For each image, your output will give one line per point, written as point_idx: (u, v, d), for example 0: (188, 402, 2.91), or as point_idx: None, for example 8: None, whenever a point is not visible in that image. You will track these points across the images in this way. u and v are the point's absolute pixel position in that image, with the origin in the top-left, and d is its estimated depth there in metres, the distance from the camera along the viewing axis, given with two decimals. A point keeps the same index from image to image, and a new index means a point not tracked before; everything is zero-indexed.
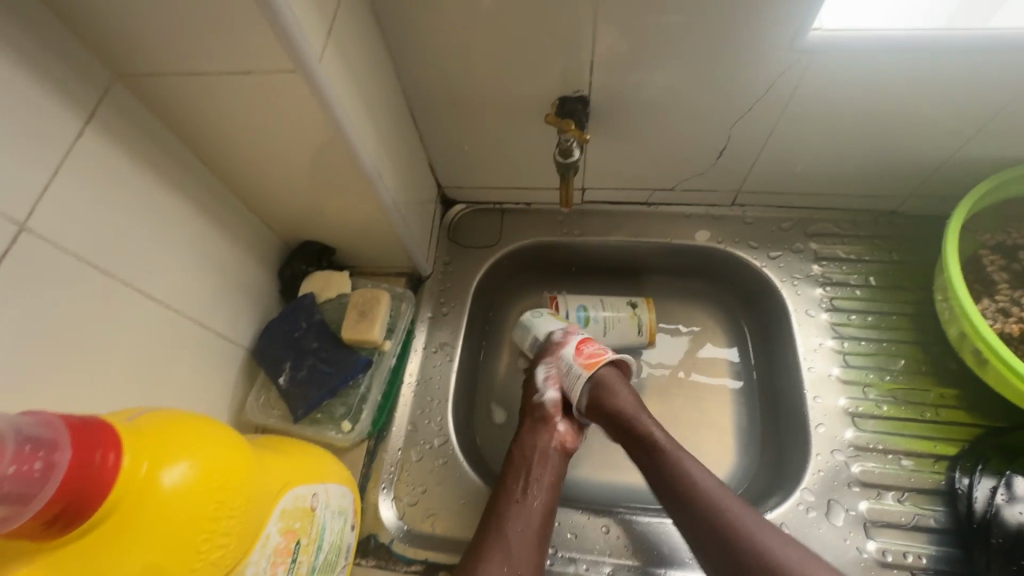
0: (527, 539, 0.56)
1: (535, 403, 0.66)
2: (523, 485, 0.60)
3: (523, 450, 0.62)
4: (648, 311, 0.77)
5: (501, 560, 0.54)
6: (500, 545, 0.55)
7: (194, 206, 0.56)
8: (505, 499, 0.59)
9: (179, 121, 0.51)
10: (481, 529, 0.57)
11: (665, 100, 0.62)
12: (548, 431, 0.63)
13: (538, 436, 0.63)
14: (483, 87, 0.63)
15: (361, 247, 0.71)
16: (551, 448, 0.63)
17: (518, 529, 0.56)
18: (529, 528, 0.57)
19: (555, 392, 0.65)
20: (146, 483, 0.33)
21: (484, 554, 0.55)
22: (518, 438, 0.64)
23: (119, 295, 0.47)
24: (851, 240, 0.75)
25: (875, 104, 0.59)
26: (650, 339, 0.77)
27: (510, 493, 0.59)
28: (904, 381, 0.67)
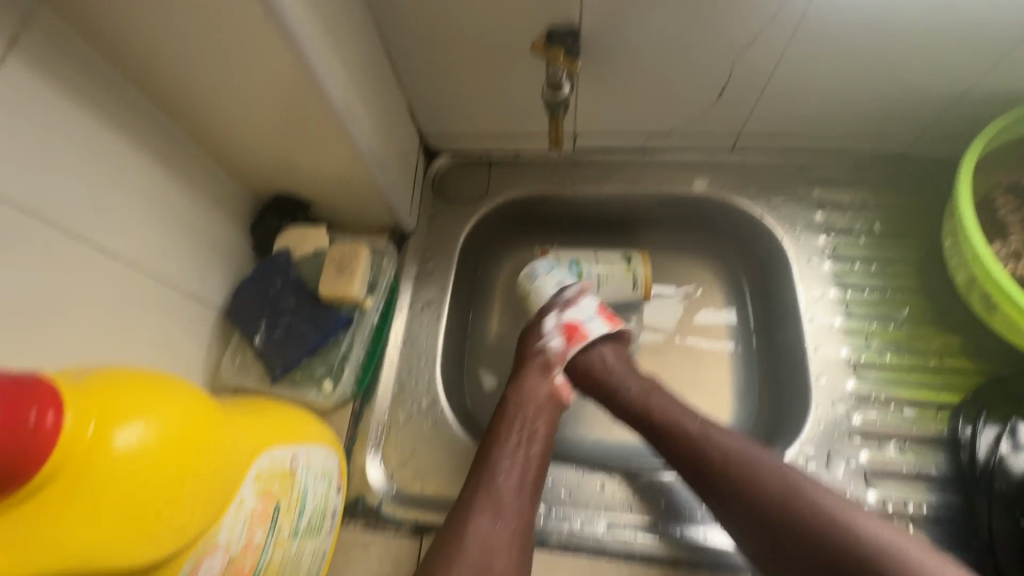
0: (520, 491, 0.54)
1: (537, 353, 0.63)
2: (517, 438, 0.58)
3: (518, 401, 0.60)
4: (643, 264, 0.73)
5: (493, 516, 0.52)
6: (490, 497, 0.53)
7: (148, 152, 0.51)
8: (498, 451, 0.56)
9: (121, 53, 0.46)
10: (471, 482, 0.55)
11: (662, 32, 0.57)
12: (545, 385, 0.61)
13: (535, 388, 0.61)
14: (464, 18, 0.57)
15: (338, 200, 0.66)
16: (546, 397, 0.61)
17: (513, 483, 0.55)
18: (523, 482, 0.55)
19: (561, 340, 0.63)
20: (94, 446, 0.30)
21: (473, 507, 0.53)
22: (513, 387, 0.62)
23: (66, 248, 0.43)
24: (857, 185, 0.71)
25: (891, 32, 0.54)
26: (645, 293, 0.74)
27: (503, 446, 0.57)
28: (908, 329, 0.64)
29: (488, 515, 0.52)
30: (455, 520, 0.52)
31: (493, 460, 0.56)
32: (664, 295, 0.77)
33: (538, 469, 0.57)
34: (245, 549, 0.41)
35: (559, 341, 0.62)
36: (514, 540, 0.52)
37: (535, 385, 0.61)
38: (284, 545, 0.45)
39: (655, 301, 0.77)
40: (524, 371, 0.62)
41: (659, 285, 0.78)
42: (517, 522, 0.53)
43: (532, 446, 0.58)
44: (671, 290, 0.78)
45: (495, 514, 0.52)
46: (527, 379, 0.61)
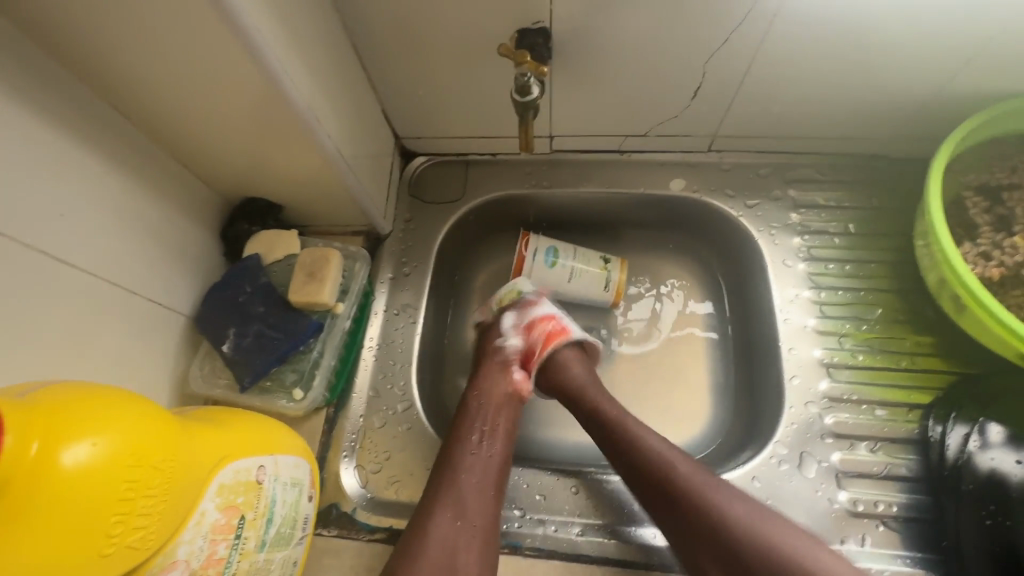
0: (482, 489, 0.54)
1: (495, 350, 0.65)
2: (475, 438, 0.58)
3: (475, 401, 0.61)
4: (620, 269, 0.74)
5: (452, 514, 0.52)
6: (450, 496, 0.53)
7: (106, 158, 0.49)
8: (460, 449, 0.57)
9: (76, 58, 0.44)
10: (432, 482, 0.55)
11: (633, 34, 0.56)
12: (504, 383, 0.62)
13: (494, 386, 0.62)
14: (432, 19, 0.56)
15: (311, 204, 0.65)
16: (504, 395, 0.62)
17: (474, 481, 0.55)
18: (485, 478, 0.55)
19: (519, 338, 0.65)
20: (39, 466, 0.30)
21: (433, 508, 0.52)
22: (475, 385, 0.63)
23: (20, 256, 0.42)
24: (831, 186, 0.71)
25: (861, 34, 0.54)
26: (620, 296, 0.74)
27: (461, 445, 0.57)
28: (881, 330, 0.65)
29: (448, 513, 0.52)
30: (417, 520, 0.52)
31: (454, 460, 0.56)
32: (643, 297, 0.77)
33: (494, 463, 0.57)
34: (207, 563, 0.40)
35: (516, 339, 0.65)
36: (475, 538, 0.51)
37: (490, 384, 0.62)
38: (250, 557, 0.44)
39: (633, 303, 0.77)
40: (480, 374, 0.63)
41: (636, 286, 0.78)
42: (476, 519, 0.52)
43: (492, 445, 0.58)
44: (649, 292, 0.78)
45: (457, 512, 0.52)
46: (485, 380, 0.62)
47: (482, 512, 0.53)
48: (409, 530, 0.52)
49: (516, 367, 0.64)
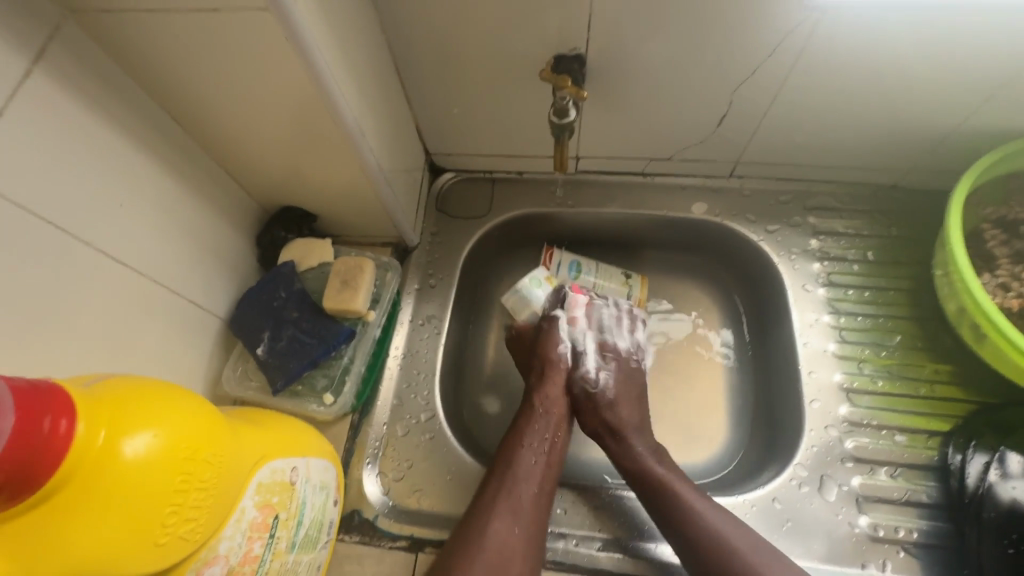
0: (535, 497, 0.56)
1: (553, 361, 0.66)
2: (535, 447, 0.59)
3: (540, 409, 0.62)
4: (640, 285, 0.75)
5: (511, 520, 0.53)
6: (509, 504, 0.54)
7: (162, 165, 0.51)
8: (519, 457, 0.58)
9: (143, 71, 0.46)
10: (487, 489, 0.56)
11: (665, 62, 0.59)
12: (557, 389, 0.64)
13: (554, 395, 0.64)
14: (472, 43, 0.59)
15: (345, 214, 0.67)
16: (560, 406, 0.63)
17: (530, 490, 0.56)
18: (537, 486, 0.57)
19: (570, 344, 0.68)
20: (105, 454, 0.31)
21: (493, 512, 0.54)
22: (533, 392, 0.64)
23: (79, 256, 0.43)
24: (850, 214, 0.73)
25: (883, 71, 0.56)
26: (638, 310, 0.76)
27: (514, 447, 0.59)
28: (899, 357, 0.66)
29: (506, 516, 0.54)
30: (473, 523, 0.53)
31: (512, 471, 0.57)
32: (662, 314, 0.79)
33: (542, 466, 0.58)
34: (244, 561, 0.41)
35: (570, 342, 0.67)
36: (529, 544, 0.53)
37: (551, 391, 0.64)
38: (281, 557, 0.45)
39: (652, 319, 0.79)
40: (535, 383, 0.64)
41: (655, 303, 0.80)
42: (530, 523, 0.54)
43: (550, 455, 0.60)
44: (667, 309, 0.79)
45: (514, 519, 0.54)
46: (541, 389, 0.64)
47: (534, 525, 0.55)
48: (467, 532, 0.53)
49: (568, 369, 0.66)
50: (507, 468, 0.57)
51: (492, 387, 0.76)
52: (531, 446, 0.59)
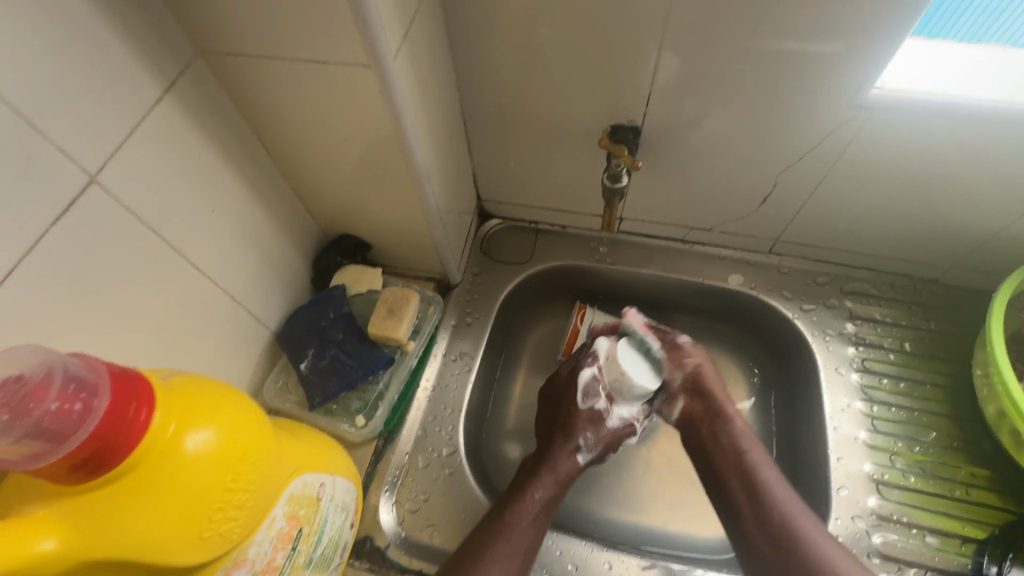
0: (526, 551, 0.56)
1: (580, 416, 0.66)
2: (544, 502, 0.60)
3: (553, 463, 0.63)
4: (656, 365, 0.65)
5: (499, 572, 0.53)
6: (500, 557, 0.54)
7: (250, 187, 0.56)
8: (524, 505, 0.58)
9: (248, 104, 0.52)
10: (483, 533, 0.56)
11: (715, 140, 0.63)
12: (570, 462, 0.64)
13: (569, 457, 0.64)
14: (538, 105, 0.64)
15: (397, 247, 0.72)
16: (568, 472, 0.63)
17: (522, 542, 0.56)
18: (530, 541, 0.57)
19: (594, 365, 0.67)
20: (170, 446, 0.33)
21: (485, 561, 0.54)
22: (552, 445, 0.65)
23: (167, 260, 0.48)
24: (888, 303, 0.73)
25: (926, 171, 0.59)
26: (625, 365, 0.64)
27: (523, 505, 0.58)
28: (934, 454, 0.64)
29: None
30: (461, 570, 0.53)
31: (513, 519, 0.57)
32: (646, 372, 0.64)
33: (540, 527, 0.58)
34: (267, 569, 0.42)
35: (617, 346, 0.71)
36: None
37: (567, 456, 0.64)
38: (297, 571, 0.46)
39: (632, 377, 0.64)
40: (556, 441, 0.65)
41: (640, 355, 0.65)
42: None
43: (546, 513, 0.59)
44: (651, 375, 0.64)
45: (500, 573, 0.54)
46: (558, 449, 0.64)
47: None
48: None
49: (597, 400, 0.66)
50: (514, 522, 0.57)
51: (513, 431, 0.77)
52: (536, 505, 0.59)
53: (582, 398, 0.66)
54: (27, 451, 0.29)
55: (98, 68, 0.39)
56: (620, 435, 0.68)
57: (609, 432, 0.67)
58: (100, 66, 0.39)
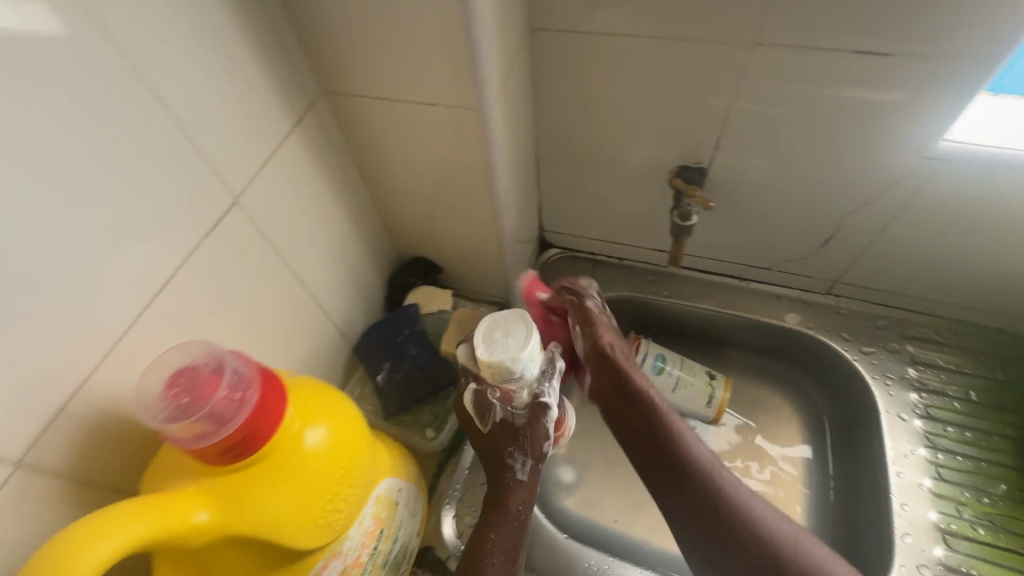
0: None
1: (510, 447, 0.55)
2: (503, 547, 0.53)
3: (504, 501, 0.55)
4: (524, 338, 0.51)
5: None
6: None
7: (347, 210, 0.62)
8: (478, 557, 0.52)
9: (355, 137, 0.58)
10: None
11: (780, 183, 0.65)
12: (517, 493, 0.55)
13: (518, 489, 0.55)
14: (609, 144, 0.68)
15: (467, 271, 0.76)
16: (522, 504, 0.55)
17: None
18: None
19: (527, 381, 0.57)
20: (292, 439, 0.37)
21: None
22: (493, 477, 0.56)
23: (281, 274, 0.53)
24: (951, 349, 0.73)
25: (993, 221, 0.60)
26: (488, 362, 0.51)
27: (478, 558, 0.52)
28: (1003, 507, 0.64)
29: None
30: None
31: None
32: (502, 356, 0.51)
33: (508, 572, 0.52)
34: (354, 564, 0.45)
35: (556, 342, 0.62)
36: None
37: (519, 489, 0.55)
38: (376, 570, 0.49)
39: (507, 367, 0.51)
40: (499, 474, 0.56)
41: (495, 334, 0.52)
42: None
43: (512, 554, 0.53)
44: (520, 347, 0.51)
45: None
46: (503, 482, 0.55)
47: None
48: None
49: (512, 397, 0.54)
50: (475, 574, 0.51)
51: (566, 457, 0.79)
52: (496, 553, 0.52)
53: (480, 420, 0.56)
54: (196, 431, 0.33)
55: (251, 104, 0.45)
56: (540, 427, 0.55)
57: (522, 431, 0.55)
58: (252, 103, 0.45)
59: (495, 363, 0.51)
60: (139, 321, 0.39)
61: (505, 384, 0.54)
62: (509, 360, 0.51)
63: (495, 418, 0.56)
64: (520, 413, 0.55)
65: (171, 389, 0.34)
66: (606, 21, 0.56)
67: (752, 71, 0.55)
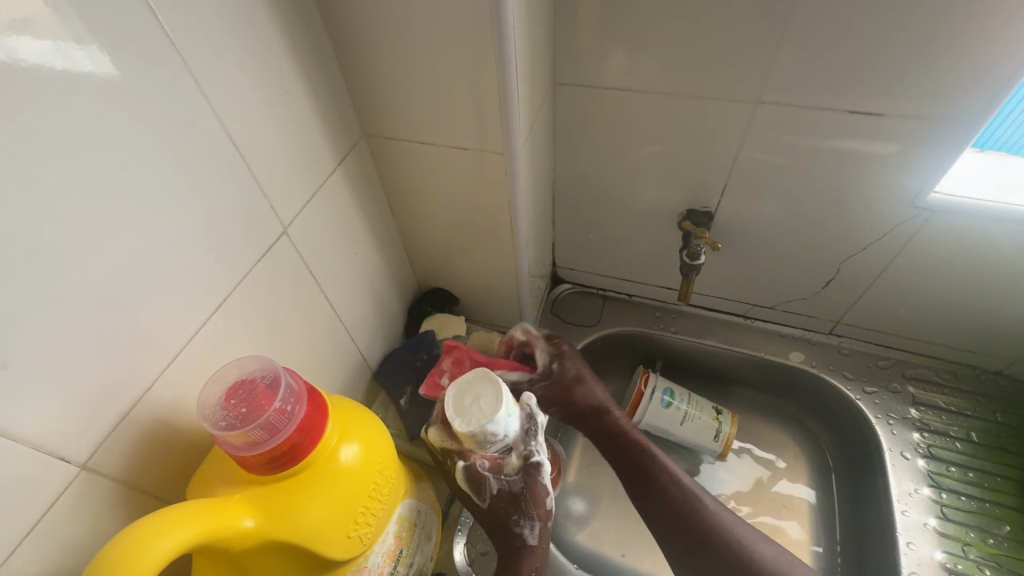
0: None
1: (513, 515, 0.56)
2: None
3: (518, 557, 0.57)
4: (497, 401, 0.51)
5: None
6: None
7: (377, 241, 0.66)
8: None
9: (388, 176, 0.63)
10: None
11: (783, 228, 0.70)
12: (530, 556, 0.57)
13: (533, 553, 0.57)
14: (622, 187, 0.73)
15: (484, 303, 0.80)
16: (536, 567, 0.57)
17: None
18: None
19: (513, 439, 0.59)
20: (331, 453, 0.40)
21: None
22: (504, 548, 0.58)
23: (317, 300, 0.56)
24: (952, 391, 0.75)
25: (986, 269, 0.64)
26: (470, 433, 0.50)
27: None
28: (1008, 549, 0.64)
29: None
30: None
31: None
32: (481, 423, 0.50)
33: None
34: None
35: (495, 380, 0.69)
36: None
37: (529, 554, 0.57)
38: None
39: (490, 431, 0.50)
40: (511, 541, 0.57)
41: (467, 402, 0.51)
42: None
43: None
44: (497, 409, 0.50)
45: None
46: (516, 549, 0.57)
47: None
48: None
49: (502, 463, 0.55)
50: None
51: (577, 488, 0.80)
52: None
53: (477, 495, 0.56)
54: (249, 439, 0.36)
55: (303, 145, 0.50)
56: (538, 487, 0.56)
57: (523, 496, 0.56)
58: (304, 144, 0.50)
59: (477, 431, 0.50)
60: (196, 337, 0.43)
61: (492, 449, 0.53)
62: (488, 430, 0.50)
63: (492, 490, 0.56)
64: (515, 479, 0.56)
65: (230, 399, 0.37)
66: (622, 78, 0.61)
67: (757, 125, 0.60)
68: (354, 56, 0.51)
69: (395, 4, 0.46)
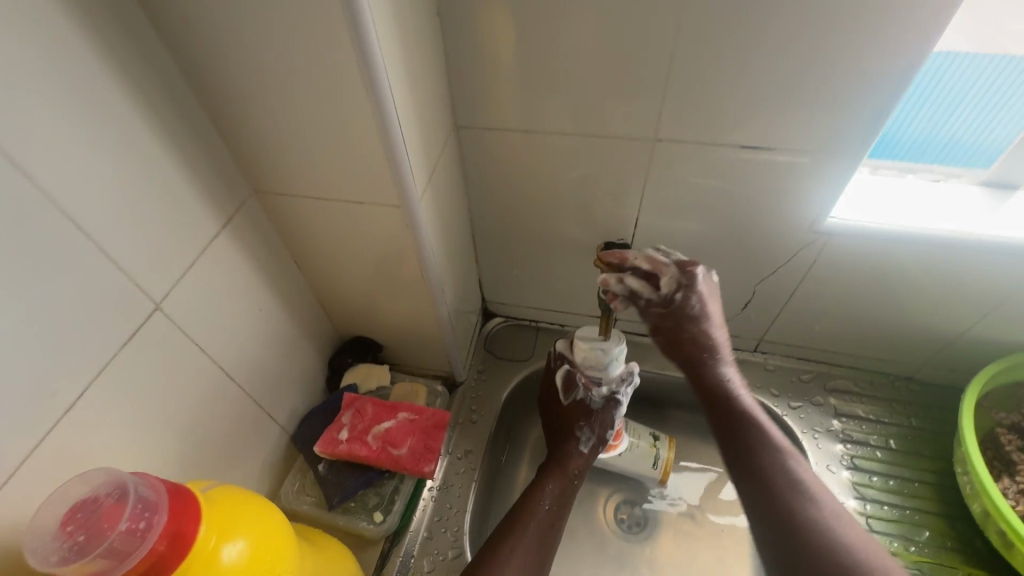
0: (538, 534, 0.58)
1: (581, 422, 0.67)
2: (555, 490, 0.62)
3: (558, 457, 0.66)
4: (619, 341, 0.65)
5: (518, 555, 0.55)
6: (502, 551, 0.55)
7: (282, 298, 0.62)
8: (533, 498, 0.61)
9: (288, 230, 0.59)
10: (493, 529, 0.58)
11: (697, 254, 0.71)
12: (578, 457, 0.66)
13: (576, 455, 0.66)
14: (538, 222, 0.73)
15: (410, 349, 0.77)
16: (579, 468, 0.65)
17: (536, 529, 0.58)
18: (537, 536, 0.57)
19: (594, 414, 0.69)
20: (209, 558, 0.36)
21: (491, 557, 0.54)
22: (557, 445, 0.68)
23: (207, 373, 0.52)
24: (870, 400, 0.78)
25: (885, 283, 0.66)
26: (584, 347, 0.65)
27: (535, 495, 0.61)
28: (930, 554, 0.66)
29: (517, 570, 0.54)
30: None
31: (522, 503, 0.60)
32: (597, 346, 0.65)
33: (553, 518, 0.60)
34: None
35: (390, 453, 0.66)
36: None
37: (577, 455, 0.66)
38: None
39: (599, 357, 0.65)
40: (566, 440, 0.67)
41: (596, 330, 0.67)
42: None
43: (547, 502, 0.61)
44: (616, 344, 0.65)
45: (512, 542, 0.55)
46: (567, 447, 0.66)
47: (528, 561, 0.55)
48: None
49: (595, 387, 0.67)
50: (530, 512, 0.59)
51: None
52: (549, 498, 0.61)
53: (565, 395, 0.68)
54: (93, 570, 0.32)
55: (173, 212, 0.46)
56: (610, 416, 0.67)
57: (597, 414, 0.67)
58: (175, 211, 0.46)
59: (591, 351, 0.65)
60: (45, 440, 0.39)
61: (593, 372, 0.66)
62: (603, 347, 0.65)
63: (577, 397, 0.68)
64: (598, 401, 0.67)
65: (67, 525, 0.33)
66: (523, 119, 0.61)
67: (658, 161, 0.61)
68: (228, 114, 0.48)
69: (262, 63, 0.43)
